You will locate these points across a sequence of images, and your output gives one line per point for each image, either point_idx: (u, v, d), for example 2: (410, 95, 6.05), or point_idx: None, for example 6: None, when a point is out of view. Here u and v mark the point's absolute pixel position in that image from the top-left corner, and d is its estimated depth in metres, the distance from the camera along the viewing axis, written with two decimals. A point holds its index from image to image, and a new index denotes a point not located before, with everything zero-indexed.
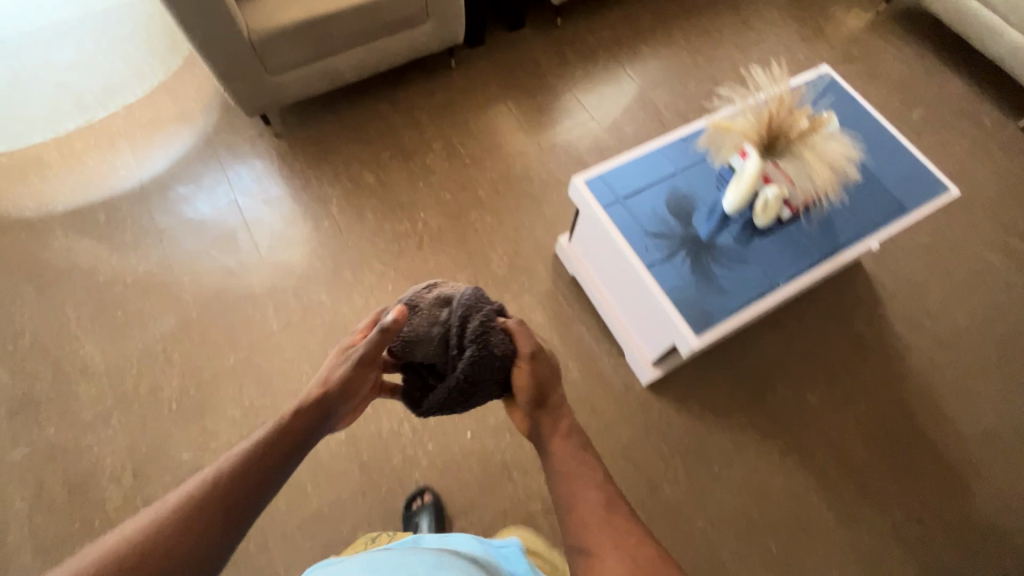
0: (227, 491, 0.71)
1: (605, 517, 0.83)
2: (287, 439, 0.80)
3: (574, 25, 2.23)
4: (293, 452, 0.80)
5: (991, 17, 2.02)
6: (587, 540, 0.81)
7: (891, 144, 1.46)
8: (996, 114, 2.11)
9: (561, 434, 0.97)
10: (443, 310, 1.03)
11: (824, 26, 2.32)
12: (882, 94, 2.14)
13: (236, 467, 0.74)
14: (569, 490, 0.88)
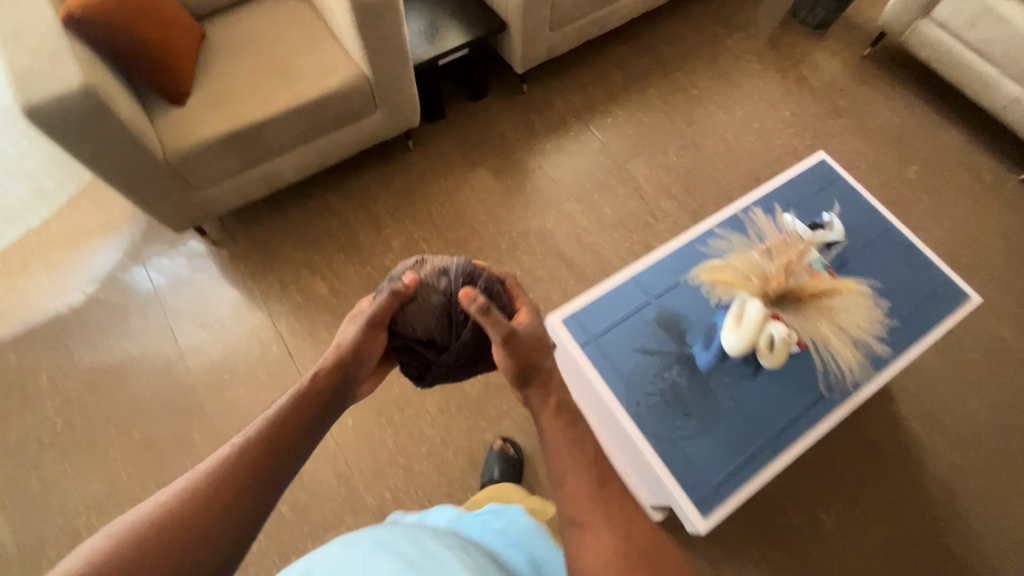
0: (252, 467, 0.70)
1: (595, 497, 0.75)
2: (305, 410, 0.78)
3: (541, 90, 2.04)
4: (314, 422, 0.78)
5: (987, 69, 1.85)
6: (577, 516, 0.73)
7: (901, 245, 1.31)
8: (994, 167, 1.97)
9: (549, 410, 0.84)
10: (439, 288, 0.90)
11: (809, 76, 2.16)
12: (875, 150, 2.00)
13: (258, 441, 0.72)
14: (558, 464, 0.79)
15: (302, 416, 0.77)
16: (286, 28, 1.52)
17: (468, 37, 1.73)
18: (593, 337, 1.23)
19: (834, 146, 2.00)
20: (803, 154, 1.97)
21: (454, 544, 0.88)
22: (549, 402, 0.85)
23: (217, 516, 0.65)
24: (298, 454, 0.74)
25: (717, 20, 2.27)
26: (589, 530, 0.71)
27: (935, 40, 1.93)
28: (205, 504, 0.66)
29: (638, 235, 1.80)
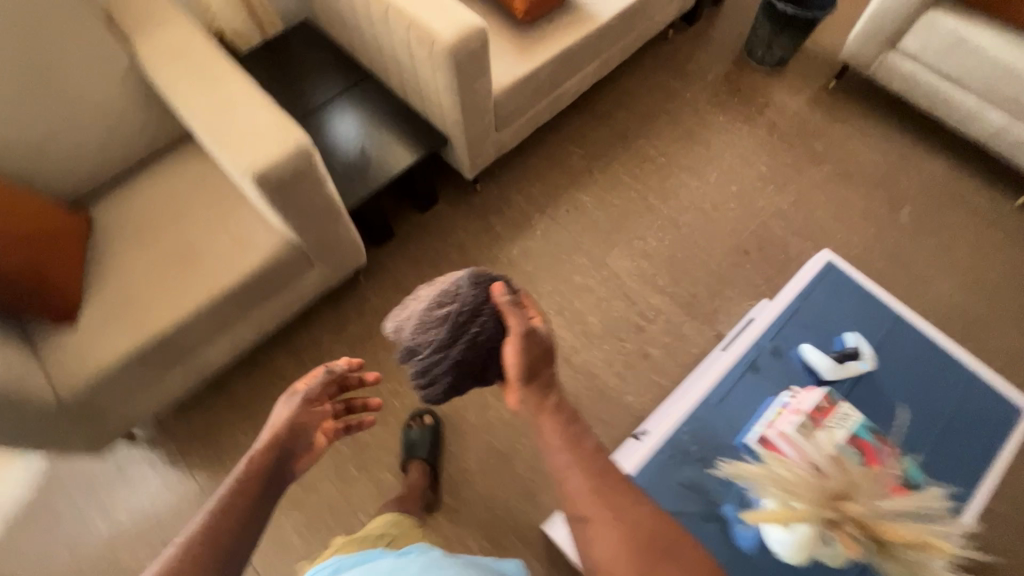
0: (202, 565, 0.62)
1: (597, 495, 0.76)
2: (249, 494, 0.70)
3: (496, 186, 1.84)
4: (263, 498, 0.71)
5: (966, 98, 1.72)
6: (585, 509, 0.76)
7: (944, 356, 1.14)
8: (988, 195, 1.84)
9: (542, 408, 0.84)
10: (449, 297, 0.96)
11: (779, 120, 2.00)
12: (862, 195, 1.85)
13: (199, 543, 0.63)
14: (553, 466, 0.81)
15: (249, 497, 0.70)
16: (192, 203, 1.28)
17: (409, 156, 1.54)
18: (660, 494, 1.04)
19: (819, 199, 1.84)
20: (788, 214, 1.81)
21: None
22: (546, 403, 0.84)
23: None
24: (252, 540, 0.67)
25: (671, 71, 2.09)
26: (594, 523, 0.75)
27: (908, 71, 1.79)
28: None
29: (631, 343, 1.61)
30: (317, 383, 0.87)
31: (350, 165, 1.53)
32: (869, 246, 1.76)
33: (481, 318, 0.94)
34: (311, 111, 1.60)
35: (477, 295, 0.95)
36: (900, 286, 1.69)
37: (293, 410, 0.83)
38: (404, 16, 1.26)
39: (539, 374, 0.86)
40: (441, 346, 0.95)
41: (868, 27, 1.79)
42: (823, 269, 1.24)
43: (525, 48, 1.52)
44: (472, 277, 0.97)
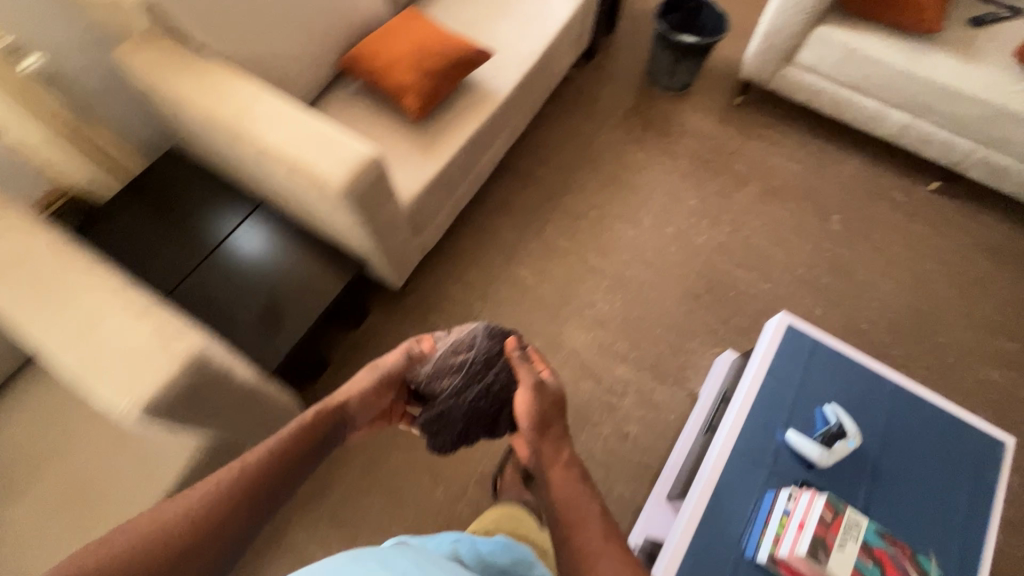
0: (252, 486, 0.69)
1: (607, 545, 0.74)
2: (304, 444, 0.77)
3: (429, 282, 1.70)
4: (312, 455, 0.78)
5: (871, 103, 1.73)
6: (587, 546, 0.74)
7: (909, 404, 1.15)
8: (903, 185, 1.89)
9: (556, 461, 0.86)
10: (465, 346, 1.05)
11: (696, 146, 1.97)
12: (792, 211, 1.85)
13: (259, 469, 0.70)
14: (562, 522, 0.78)
15: (304, 448, 0.77)
16: (89, 428, 1.09)
17: (338, 285, 1.40)
18: None
19: (753, 223, 1.82)
20: (728, 246, 1.78)
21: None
22: (561, 454, 0.87)
23: (208, 540, 0.62)
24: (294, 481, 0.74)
25: (580, 115, 2.02)
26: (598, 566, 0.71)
27: (810, 83, 1.79)
28: (206, 524, 0.63)
29: (606, 426, 1.52)
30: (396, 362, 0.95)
31: (270, 309, 1.33)
32: (811, 262, 1.75)
33: (495, 367, 1.03)
34: (210, 251, 1.36)
35: (492, 347, 1.05)
36: (848, 298, 1.70)
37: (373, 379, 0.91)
38: (287, 161, 1.09)
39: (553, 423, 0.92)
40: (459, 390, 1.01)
41: (764, 48, 1.78)
42: (782, 337, 1.21)
43: (428, 146, 1.38)
44: (486, 332, 1.07)
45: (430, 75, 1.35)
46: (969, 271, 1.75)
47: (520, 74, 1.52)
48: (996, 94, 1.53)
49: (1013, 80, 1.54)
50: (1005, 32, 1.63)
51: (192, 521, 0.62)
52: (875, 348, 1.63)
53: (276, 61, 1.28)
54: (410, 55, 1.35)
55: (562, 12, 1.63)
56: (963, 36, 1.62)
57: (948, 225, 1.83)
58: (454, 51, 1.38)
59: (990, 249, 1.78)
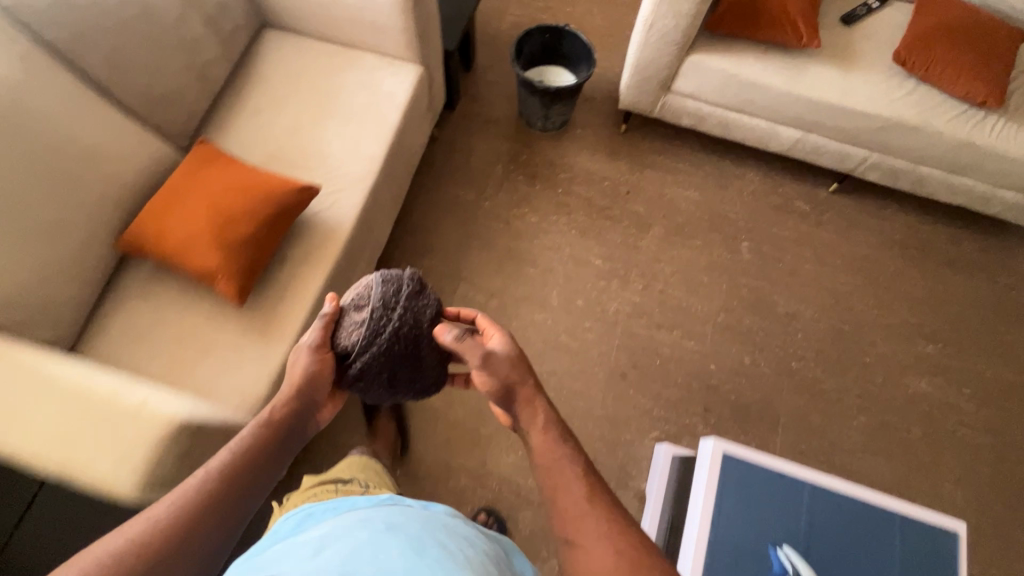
0: (226, 485, 0.73)
1: (589, 509, 0.74)
2: (271, 441, 0.80)
3: (325, 437, 1.45)
4: (279, 450, 0.82)
5: (759, 122, 1.59)
6: (567, 530, 0.73)
7: (845, 506, 1.07)
8: (803, 192, 1.80)
9: (530, 410, 0.86)
10: (360, 300, 0.90)
11: (591, 192, 1.77)
12: (701, 246, 1.71)
13: (230, 466, 0.75)
14: (547, 483, 0.79)
15: (271, 446, 0.80)
16: None
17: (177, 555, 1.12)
18: None
19: (665, 272, 1.67)
20: (644, 306, 1.63)
21: (470, 564, 0.58)
22: (537, 414, 0.85)
23: (178, 552, 0.65)
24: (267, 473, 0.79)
25: (457, 180, 1.76)
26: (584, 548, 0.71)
27: (694, 110, 1.62)
28: (183, 529, 0.67)
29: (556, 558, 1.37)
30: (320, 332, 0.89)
31: None
32: (730, 305, 1.64)
33: (396, 313, 0.88)
34: None
35: (386, 292, 0.89)
36: (774, 338, 1.61)
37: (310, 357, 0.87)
38: (53, 473, 0.80)
39: (521, 386, 0.86)
40: (371, 345, 0.87)
41: (638, 80, 1.57)
42: (717, 465, 1.08)
43: (266, 328, 1.09)
44: (380, 278, 0.91)
45: (238, 242, 1.04)
46: (880, 274, 1.71)
47: (365, 193, 1.24)
48: (881, 104, 1.42)
49: (895, 85, 1.44)
50: (879, 26, 1.51)
51: (166, 529, 0.66)
52: (809, 386, 1.56)
53: (13, 294, 0.92)
54: (208, 225, 1.04)
55: (398, 94, 1.35)
56: (840, 39, 1.49)
57: (854, 228, 1.76)
58: (264, 201, 1.08)
59: (895, 245, 1.74)
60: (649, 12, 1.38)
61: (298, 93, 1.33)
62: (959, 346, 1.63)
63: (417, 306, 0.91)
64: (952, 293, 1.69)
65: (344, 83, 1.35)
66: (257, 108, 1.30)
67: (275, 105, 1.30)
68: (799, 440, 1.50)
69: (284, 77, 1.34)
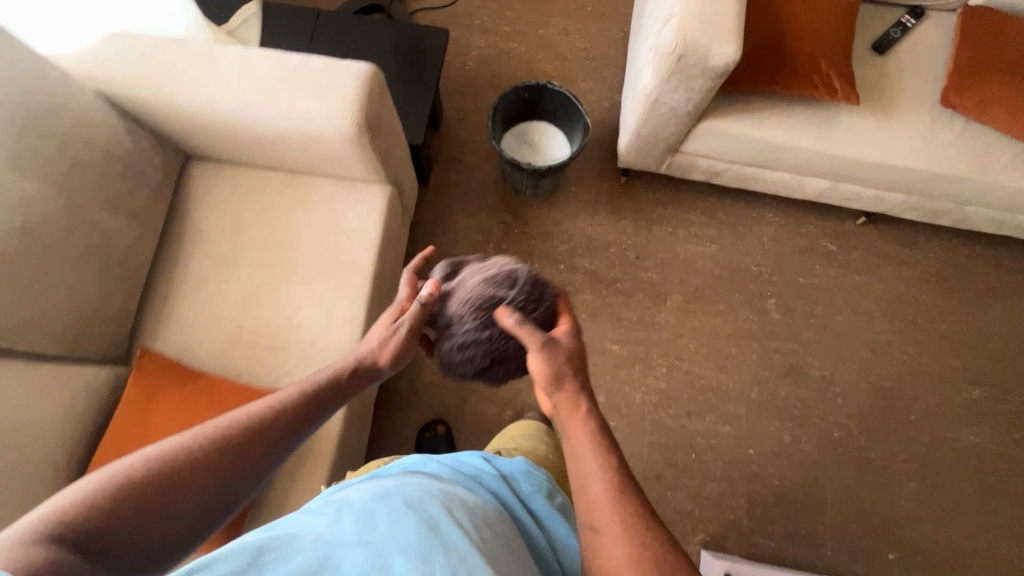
0: (268, 426, 0.73)
1: (619, 507, 0.66)
2: (323, 398, 0.80)
3: None
4: (322, 411, 0.80)
5: (782, 174, 1.38)
6: (599, 521, 0.65)
7: None
8: (828, 228, 1.62)
9: (573, 412, 0.73)
10: (499, 282, 0.83)
11: (596, 263, 1.58)
12: (724, 310, 1.55)
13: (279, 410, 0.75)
14: (577, 473, 0.70)
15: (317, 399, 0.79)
16: None
17: None
18: None
19: (689, 349, 1.52)
20: (670, 392, 1.49)
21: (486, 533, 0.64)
22: (581, 414, 0.73)
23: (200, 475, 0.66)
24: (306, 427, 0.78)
25: None
26: (607, 538, 0.64)
27: (707, 166, 1.40)
28: (202, 466, 0.67)
29: None
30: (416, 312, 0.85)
31: None
32: (763, 376, 1.51)
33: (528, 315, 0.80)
34: None
35: (526, 292, 0.82)
36: (812, 408, 1.49)
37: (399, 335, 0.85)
38: None
39: (571, 380, 0.75)
40: (483, 327, 0.80)
41: (642, 142, 1.33)
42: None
43: None
44: (526, 276, 0.83)
45: None
46: (918, 315, 1.57)
47: None
48: (927, 154, 1.22)
49: (940, 128, 1.23)
50: (916, 50, 1.28)
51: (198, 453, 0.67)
52: (855, 457, 1.46)
53: None
54: None
55: (367, 229, 1.13)
56: (873, 75, 1.26)
57: (886, 265, 1.60)
58: None
59: (931, 278, 1.59)
60: (651, 82, 1.13)
61: (249, 250, 1.10)
62: (1005, 387, 1.53)
63: (548, 316, 0.82)
64: (995, 324, 1.57)
65: (301, 227, 1.12)
66: (204, 280, 1.08)
67: (226, 272, 1.08)
68: (851, 520, 1.41)
69: (227, 230, 1.11)
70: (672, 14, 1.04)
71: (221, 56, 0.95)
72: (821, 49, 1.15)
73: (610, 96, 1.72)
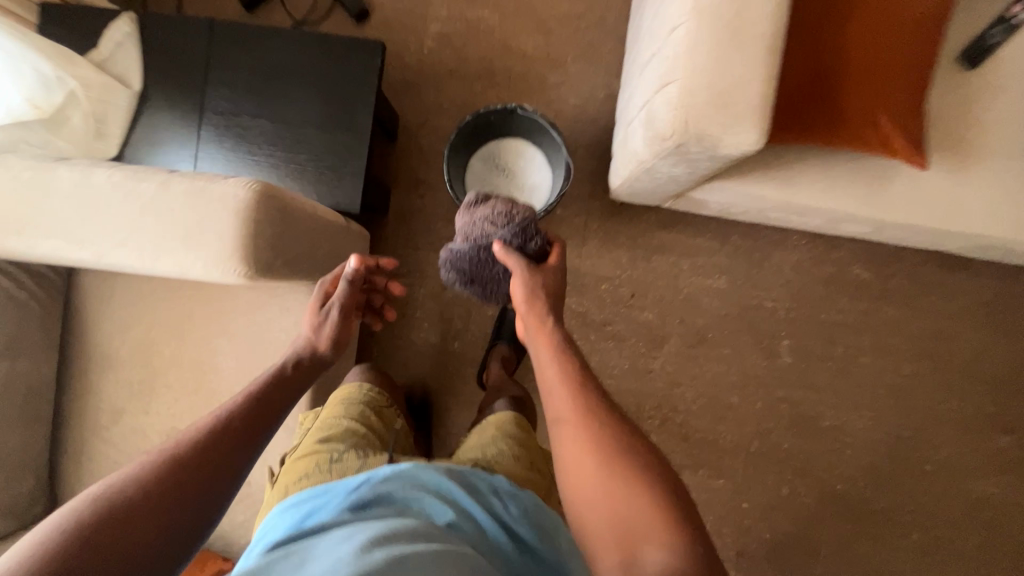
0: (218, 441, 0.64)
1: (578, 394, 0.69)
2: (272, 396, 0.73)
3: None
4: (274, 411, 0.72)
5: (813, 220, 1.11)
6: (560, 407, 0.69)
7: None
8: (861, 252, 1.37)
9: (539, 326, 0.80)
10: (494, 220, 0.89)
11: (585, 303, 1.38)
12: (728, 353, 1.37)
13: (224, 420, 0.66)
14: (540, 375, 0.75)
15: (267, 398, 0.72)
16: None
17: None
18: None
19: (686, 398, 1.37)
20: (662, 445, 1.38)
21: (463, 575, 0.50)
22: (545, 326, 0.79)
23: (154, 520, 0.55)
24: (265, 427, 0.70)
25: (414, 314, 1.39)
26: (567, 424, 0.67)
27: (718, 209, 1.12)
28: (151, 505, 0.56)
29: None
30: (346, 295, 0.86)
31: None
32: (766, 428, 1.38)
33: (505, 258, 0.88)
34: None
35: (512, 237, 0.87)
36: (816, 461, 1.37)
37: (332, 321, 0.84)
38: None
39: (540, 298, 0.82)
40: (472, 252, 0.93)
41: (633, 191, 1.07)
42: None
43: None
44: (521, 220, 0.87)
45: None
46: (954, 353, 1.37)
47: None
48: (1007, 215, 0.93)
49: None
50: (1018, 60, 0.93)
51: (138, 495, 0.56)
52: (857, 511, 1.37)
53: None
54: None
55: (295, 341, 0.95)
56: (946, 103, 0.94)
57: (926, 295, 1.37)
58: None
59: (977, 309, 1.37)
60: (640, 150, 0.85)
61: (165, 375, 0.95)
62: None
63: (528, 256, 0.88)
64: None
65: (218, 340, 0.96)
66: (122, 414, 0.95)
67: (142, 405, 0.95)
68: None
69: (137, 354, 0.95)
70: (671, 75, 0.74)
71: (54, 184, 0.72)
72: (882, 92, 0.83)
73: (607, 83, 1.37)
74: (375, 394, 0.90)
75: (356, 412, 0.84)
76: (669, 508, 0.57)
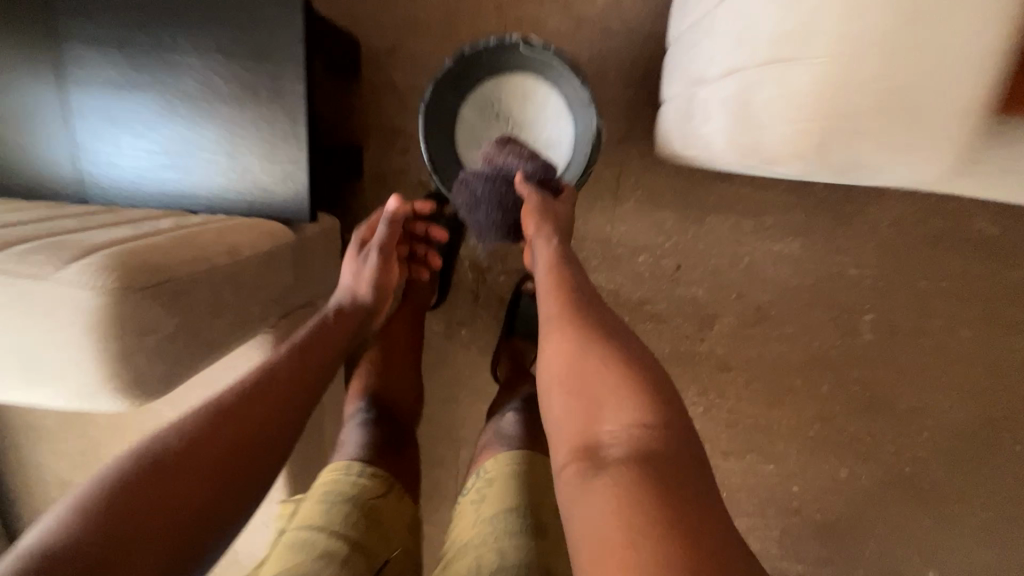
0: (259, 406, 0.58)
1: (570, 299, 0.62)
2: (313, 360, 0.67)
3: None
4: (316, 370, 0.66)
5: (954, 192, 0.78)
6: (549, 307, 0.62)
7: None
8: (986, 201, 1.05)
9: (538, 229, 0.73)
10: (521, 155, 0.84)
11: (618, 279, 1.11)
12: (794, 332, 1.13)
13: (263, 384, 0.60)
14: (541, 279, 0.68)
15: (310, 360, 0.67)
16: None
17: None
18: None
19: (738, 383, 1.17)
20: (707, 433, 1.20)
21: None
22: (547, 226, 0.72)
23: (188, 482, 0.50)
24: (307, 396, 0.64)
25: None
26: (555, 336, 0.59)
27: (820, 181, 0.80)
28: (185, 463, 0.51)
29: None
30: (384, 234, 0.84)
31: None
32: (831, 413, 1.18)
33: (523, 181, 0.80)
34: None
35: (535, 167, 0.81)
36: (888, 446, 1.19)
37: (373, 259, 0.82)
38: None
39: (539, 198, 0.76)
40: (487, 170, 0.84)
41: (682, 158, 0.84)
42: None
43: None
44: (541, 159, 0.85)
45: None
46: None
47: None
48: None
49: None
50: None
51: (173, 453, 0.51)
52: (933, 497, 1.19)
53: None
54: None
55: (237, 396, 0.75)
56: None
57: None
58: None
59: None
60: (718, 140, 0.69)
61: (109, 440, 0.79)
62: None
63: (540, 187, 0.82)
64: None
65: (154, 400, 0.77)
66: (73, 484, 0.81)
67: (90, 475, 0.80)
68: (907, 565, 1.23)
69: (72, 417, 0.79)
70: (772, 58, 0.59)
71: None
72: None
73: None
74: (368, 480, 0.69)
75: (340, 518, 0.62)
76: (650, 396, 0.52)
